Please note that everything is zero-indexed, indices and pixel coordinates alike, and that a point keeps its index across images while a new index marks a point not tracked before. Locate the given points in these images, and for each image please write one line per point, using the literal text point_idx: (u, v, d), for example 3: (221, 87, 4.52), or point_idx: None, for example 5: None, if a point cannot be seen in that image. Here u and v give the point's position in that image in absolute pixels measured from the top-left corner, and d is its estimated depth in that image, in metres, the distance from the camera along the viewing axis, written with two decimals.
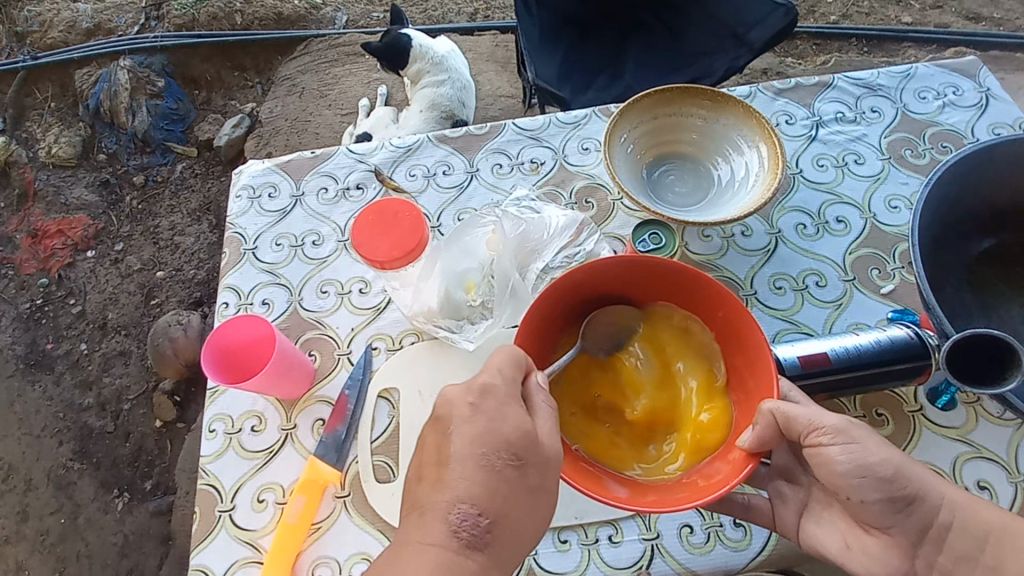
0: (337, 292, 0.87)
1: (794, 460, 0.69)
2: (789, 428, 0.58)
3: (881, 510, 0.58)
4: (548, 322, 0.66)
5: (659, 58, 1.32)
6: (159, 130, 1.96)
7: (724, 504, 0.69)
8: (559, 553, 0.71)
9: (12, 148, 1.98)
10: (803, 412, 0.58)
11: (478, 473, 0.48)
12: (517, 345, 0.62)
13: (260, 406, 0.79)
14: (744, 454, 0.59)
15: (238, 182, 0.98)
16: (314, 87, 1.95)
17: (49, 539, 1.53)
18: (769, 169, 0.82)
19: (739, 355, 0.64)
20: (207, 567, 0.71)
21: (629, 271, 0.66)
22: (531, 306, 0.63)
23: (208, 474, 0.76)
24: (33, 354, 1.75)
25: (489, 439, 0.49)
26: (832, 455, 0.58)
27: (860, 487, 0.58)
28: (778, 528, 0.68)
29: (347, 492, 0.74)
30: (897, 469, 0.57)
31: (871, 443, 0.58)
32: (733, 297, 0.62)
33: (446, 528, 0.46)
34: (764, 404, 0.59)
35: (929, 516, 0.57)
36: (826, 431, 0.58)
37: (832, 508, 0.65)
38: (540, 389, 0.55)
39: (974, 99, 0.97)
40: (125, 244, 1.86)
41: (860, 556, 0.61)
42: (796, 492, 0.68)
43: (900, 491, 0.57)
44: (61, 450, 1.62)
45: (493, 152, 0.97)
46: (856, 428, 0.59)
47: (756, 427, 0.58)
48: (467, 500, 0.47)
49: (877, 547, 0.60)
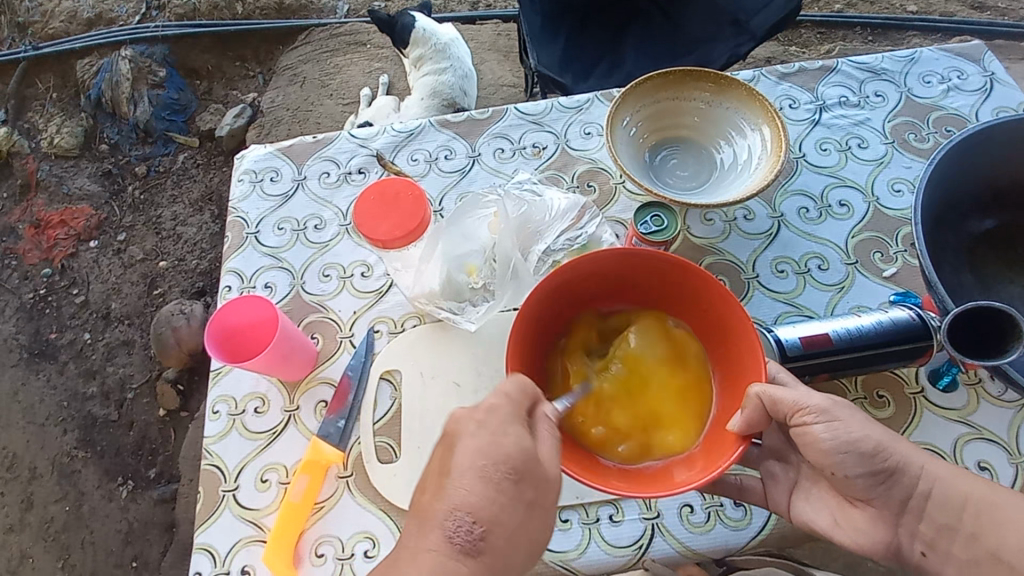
0: (339, 276, 0.87)
1: (786, 442, 0.69)
2: (775, 410, 0.58)
3: (864, 484, 0.59)
4: (541, 320, 0.66)
5: (663, 43, 1.31)
6: (161, 120, 1.95)
7: (716, 486, 0.69)
8: (561, 532, 0.71)
9: (14, 138, 1.98)
10: (787, 394, 0.58)
11: (467, 469, 0.49)
12: (513, 337, 0.62)
13: (263, 388, 0.80)
14: (733, 437, 0.59)
15: (240, 167, 0.98)
16: (315, 77, 1.95)
17: (55, 526, 1.54)
18: (771, 152, 0.81)
19: (729, 341, 0.64)
20: (212, 546, 0.72)
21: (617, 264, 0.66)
22: (519, 311, 0.63)
23: (213, 454, 0.77)
24: (37, 343, 1.76)
25: (481, 437, 0.51)
26: (817, 434, 0.58)
27: (844, 463, 0.58)
28: (769, 505, 0.68)
29: (350, 473, 0.74)
30: (879, 444, 0.58)
31: (855, 422, 0.58)
32: (720, 287, 0.62)
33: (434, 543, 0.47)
34: (752, 389, 0.59)
35: (910, 488, 0.58)
36: (810, 412, 0.59)
37: (820, 483, 0.65)
38: (549, 420, 0.55)
39: (979, 83, 0.97)
40: (128, 235, 1.86)
41: (849, 531, 0.62)
42: (786, 472, 0.68)
43: (882, 465, 0.58)
44: (66, 439, 1.63)
45: (495, 137, 0.97)
46: (839, 406, 0.59)
47: (744, 412, 0.58)
48: (455, 511, 0.49)
49: (863, 520, 0.61)
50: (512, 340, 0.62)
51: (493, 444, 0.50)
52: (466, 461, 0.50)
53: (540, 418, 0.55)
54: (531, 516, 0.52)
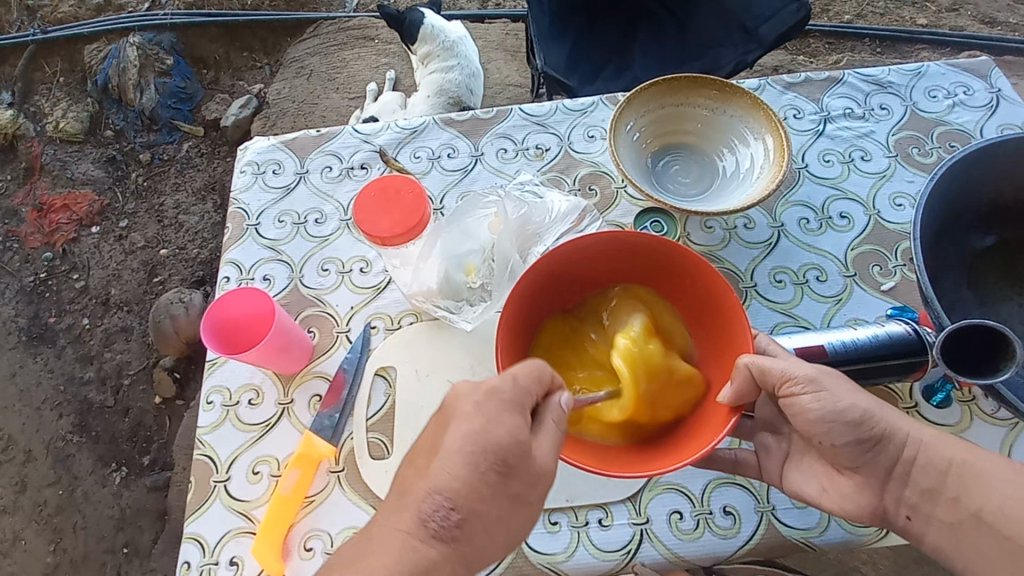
0: (338, 271, 0.87)
1: (777, 413, 0.69)
2: (764, 380, 0.59)
3: (851, 453, 0.60)
4: (530, 305, 0.65)
5: (670, 48, 1.31)
6: (167, 108, 1.96)
7: (709, 461, 0.71)
8: (549, 534, 0.72)
9: (20, 121, 1.98)
10: (777, 364, 0.58)
11: (448, 454, 0.49)
12: (502, 321, 0.62)
13: (257, 380, 0.80)
14: (726, 410, 0.59)
15: (243, 159, 0.98)
16: (322, 70, 1.95)
17: (48, 510, 1.55)
18: (774, 161, 0.81)
19: (720, 323, 0.64)
20: (201, 536, 0.72)
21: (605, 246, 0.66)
22: (507, 297, 0.63)
23: (205, 444, 0.77)
24: (36, 326, 1.76)
25: (463, 418, 0.51)
26: (805, 404, 0.59)
27: (832, 433, 0.59)
28: (764, 477, 0.70)
29: (342, 467, 0.74)
30: (866, 413, 0.58)
31: (842, 390, 0.58)
32: (711, 268, 0.62)
33: (417, 517, 0.48)
34: (741, 358, 0.59)
35: (895, 455, 0.59)
36: (798, 382, 0.59)
37: (810, 454, 0.66)
38: (559, 409, 0.54)
39: (985, 99, 0.96)
40: (130, 222, 1.86)
41: (836, 497, 0.63)
42: (778, 444, 0.69)
43: (869, 433, 0.58)
44: (61, 423, 1.63)
45: (498, 137, 0.97)
46: (827, 376, 0.59)
47: (733, 382, 0.59)
48: (438, 493, 0.48)
49: (849, 487, 0.62)
50: (501, 323, 0.62)
51: (481, 430, 0.50)
52: (445, 435, 0.50)
53: (550, 407, 0.54)
54: (518, 507, 0.52)
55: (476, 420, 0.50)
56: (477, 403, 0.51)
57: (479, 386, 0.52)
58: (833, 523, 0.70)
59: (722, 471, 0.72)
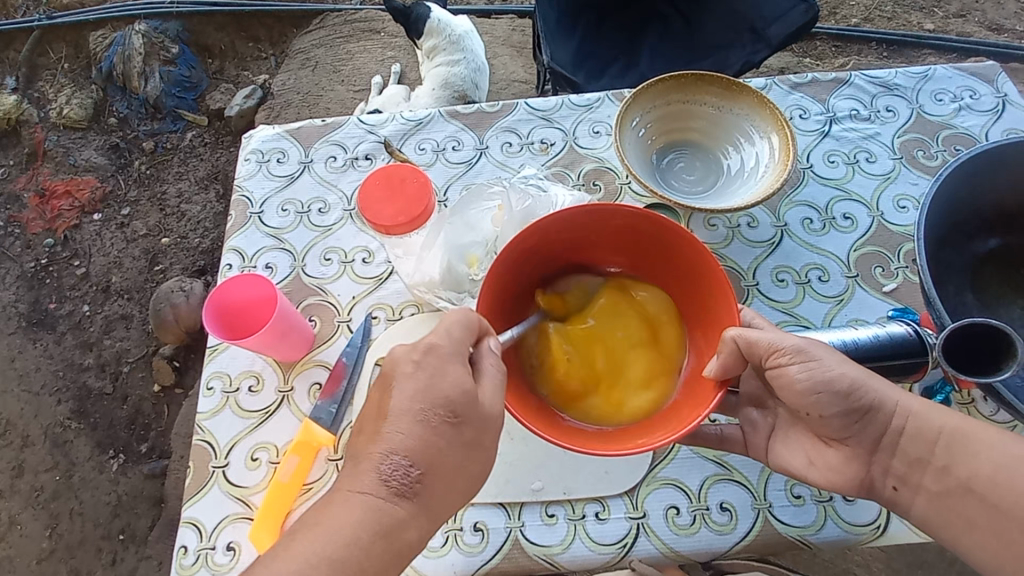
0: (340, 261, 0.87)
1: (763, 388, 0.70)
2: (751, 353, 0.59)
3: (839, 424, 0.61)
4: (512, 278, 0.65)
5: (677, 48, 1.31)
6: (172, 97, 1.96)
7: (698, 438, 0.72)
8: (546, 526, 0.72)
9: (24, 106, 1.98)
10: (763, 337, 0.59)
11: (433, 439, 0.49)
12: (483, 293, 0.61)
13: (258, 366, 0.80)
14: (712, 384, 0.59)
15: (248, 146, 0.97)
16: (328, 62, 1.94)
17: (44, 495, 1.55)
18: (779, 161, 0.81)
19: (709, 302, 0.63)
20: (199, 521, 0.72)
21: (591, 225, 0.66)
22: (489, 271, 0.62)
23: (204, 430, 0.77)
24: (36, 312, 1.76)
25: (450, 399, 0.50)
26: (792, 375, 0.59)
27: (820, 404, 0.59)
28: (750, 452, 0.71)
29: (340, 456, 0.74)
30: (854, 383, 0.59)
31: (830, 359, 0.59)
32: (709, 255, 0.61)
33: (376, 477, 0.48)
34: (728, 332, 0.59)
35: (884, 425, 0.60)
36: (785, 352, 0.60)
37: (797, 426, 0.67)
38: (492, 354, 0.55)
39: (991, 104, 0.96)
40: (132, 210, 1.86)
41: (822, 470, 0.64)
42: (765, 419, 0.70)
43: (856, 404, 0.59)
44: (60, 408, 1.63)
45: (504, 130, 0.97)
46: (814, 347, 0.60)
47: (720, 356, 0.59)
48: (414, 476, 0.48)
49: (837, 459, 0.63)
50: (482, 295, 0.61)
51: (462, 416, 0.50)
52: (424, 412, 0.49)
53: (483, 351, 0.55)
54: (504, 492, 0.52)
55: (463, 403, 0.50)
56: (460, 386, 0.51)
57: (465, 365, 0.52)
58: (830, 520, 0.71)
59: (711, 448, 0.72)
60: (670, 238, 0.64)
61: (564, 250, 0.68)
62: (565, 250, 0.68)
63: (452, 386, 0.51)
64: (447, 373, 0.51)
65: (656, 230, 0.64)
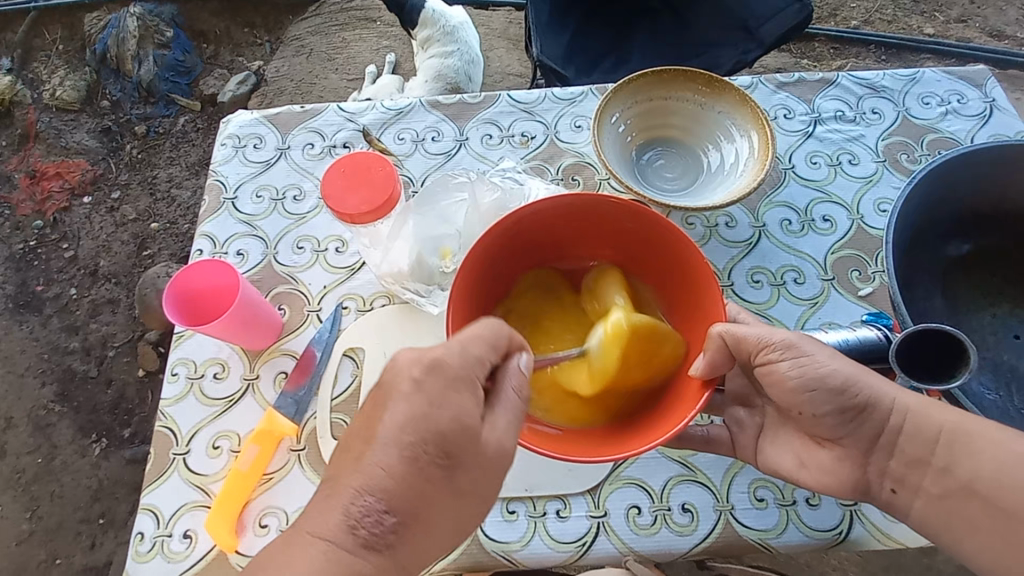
0: (313, 249, 0.86)
1: (749, 386, 0.71)
2: (739, 350, 0.59)
3: (833, 423, 0.61)
4: (486, 288, 0.65)
5: (670, 43, 1.30)
6: (165, 81, 1.94)
7: (683, 441, 0.71)
8: (506, 522, 0.71)
9: (17, 87, 1.97)
10: (751, 332, 0.59)
11: (393, 438, 0.48)
12: (453, 290, 0.60)
13: (224, 354, 0.79)
14: (698, 385, 0.59)
15: (225, 131, 0.96)
16: (323, 50, 1.93)
17: (26, 477, 1.55)
18: (758, 158, 0.80)
19: (691, 296, 0.64)
20: (157, 508, 0.71)
21: (579, 217, 0.65)
22: (460, 263, 0.61)
23: (167, 416, 0.76)
24: (23, 294, 1.75)
25: (410, 397, 0.49)
26: (783, 372, 0.60)
27: (812, 402, 0.60)
28: (737, 452, 0.70)
29: (303, 446, 0.73)
30: (848, 379, 0.59)
31: (822, 354, 0.59)
32: (699, 258, 0.60)
33: (344, 524, 0.45)
34: (714, 328, 0.59)
35: (881, 424, 0.59)
36: (775, 348, 0.60)
37: (786, 426, 0.68)
38: (518, 373, 0.55)
39: (978, 109, 0.95)
40: (122, 193, 1.84)
41: (814, 471, 0.65)
42: (751, 418, 0.70)
43: (852, 402, 0.59)
44: (43, 391, 1.63)
45: (485, 122, 0.96)
46: (805, 342, 0.60)
47: (707, 353, 0.58)
48: (369, 477, 0.47)
49: (829, 460, 0.64)
50: (453, 291, 0.60)
51: (425, 412, 0.49)
52: (384, 413, 0.48)
53: (509, 370, 0.55)
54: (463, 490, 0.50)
55: (426, 401, 0.49)
56: (426, 382, 0.49)
57: (428, 363, 0.50)
58: (791, 524, 0.70)
59: (696, 450, 0.72)
60: (657, 234, 0.63)
61: (540, 250, 0.68)
62: (542, 249, 0.68)
63: (417, 390, 0.49)
64: (423, 375, 0.49)
65: (641, 226, 0.63)
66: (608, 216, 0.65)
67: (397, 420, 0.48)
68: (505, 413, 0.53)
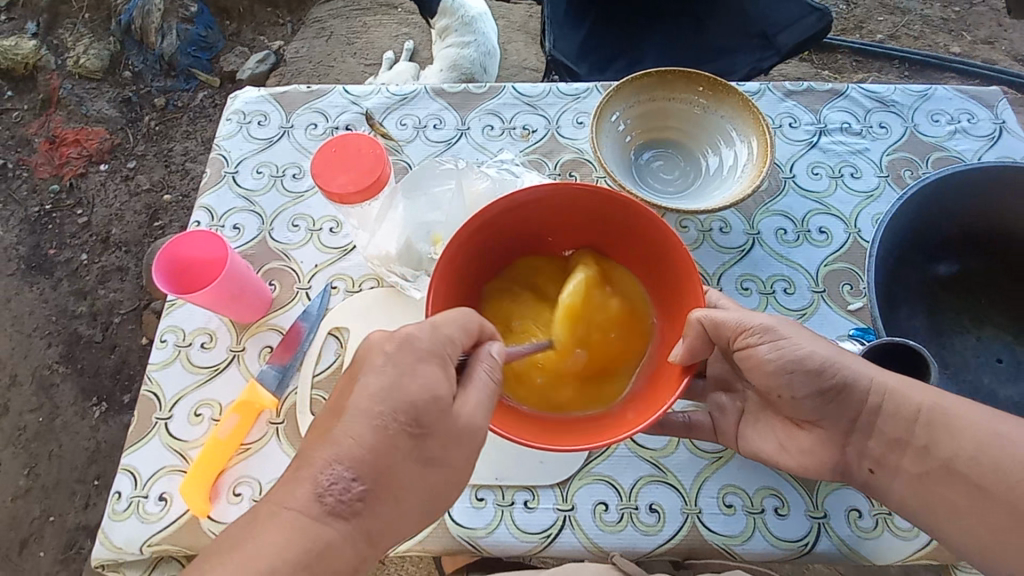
0: (308, 228, 0.87)
1: (730, 371, 0.73)
2: (717, 334, 0.59)
3: (812, 406, 0.61)
4: (470, 271, 0.65)
5: (685, 46, 1.29)
6: (186, 55, 1.97)
7: (665, 426, 0.72)
8: (474, 509, 0.72)
9: (42, 53, 2.00)
10: (731, 317, 0.60)
11: (363, 402, 0.48)
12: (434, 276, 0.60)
13: (213, 324, 0.81)
14: (678, 369, 0.58)
15: (232, 107, 0.98)
16: (343, 33, 1.95)
17: (26, 434, 1.58)
18: (756, 161, 0.80)
19: (676, 288, 0.63)
20: (135, 469, 0.73)
21: (564, 207, 0.65)
22: (442, 254, 0.61)
23: (152, 381, 0.78)
24: (36, 257, 1.79)
25: (382, 365, 0.49)
26: (761, 356, 0.60)
27: (790, 385, 0.60)
28: (719, 438, 0.72)
29: (281, 420, 0.75)
30: (826, 362, 0.59)
31: (800, 338, 0.60)
32: (681, 249, 0.60)
33: (311, 492, 0.46)
34: (694, 314, 0.59)
35: (859, 404, 0.59)
36: (754, 332, 0.60)
37: (766, 411, 0.69)
38: (489, 359, 0.55)
39: (987, 130, 0.93)
40: (138, 163, 1.87)
41: (794, 454, 0.66)
42: (733, 403, 0.72)
43: (830, 383, 0.59)
44: (49, 351, 1.66)
45: (487, 113, 0.96)
46: (784, 326, 0.61)
47: (687, 339, 0.58)
48: (337, 439, 0.47)
49: (808, 442, 0.65)
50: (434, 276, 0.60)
51: (396, 378, 0.49)
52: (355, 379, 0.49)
53: (481, 356, 0.55)
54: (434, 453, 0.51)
55: (397, 371, 0.49)
56: (398, 350, 0.50)
57: (400, 337, 0.51)
58: (757, 533, 0.70)
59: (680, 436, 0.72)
60: (641, 226, 0.63)
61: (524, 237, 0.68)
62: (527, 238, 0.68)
63: (390, 359, 0.49)
64: (395, 347, 0.50)
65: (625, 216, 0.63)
66: (596, 205, 0.64)
67: (368, 385, 0.49)
68: (478, 393, 0.53)
